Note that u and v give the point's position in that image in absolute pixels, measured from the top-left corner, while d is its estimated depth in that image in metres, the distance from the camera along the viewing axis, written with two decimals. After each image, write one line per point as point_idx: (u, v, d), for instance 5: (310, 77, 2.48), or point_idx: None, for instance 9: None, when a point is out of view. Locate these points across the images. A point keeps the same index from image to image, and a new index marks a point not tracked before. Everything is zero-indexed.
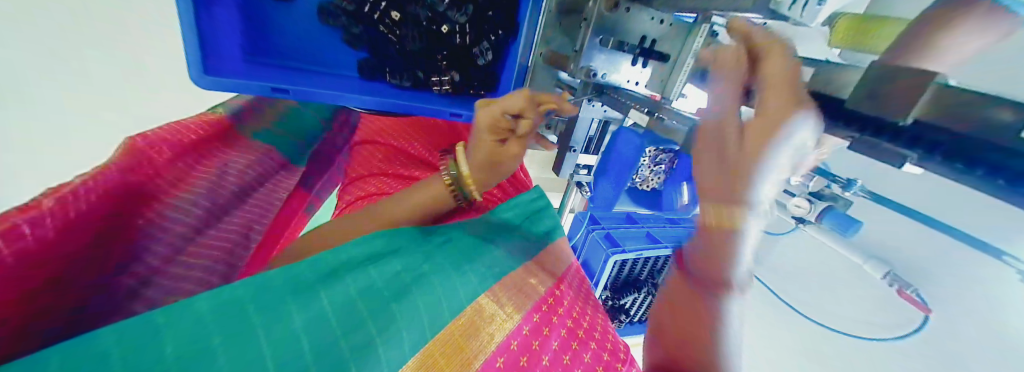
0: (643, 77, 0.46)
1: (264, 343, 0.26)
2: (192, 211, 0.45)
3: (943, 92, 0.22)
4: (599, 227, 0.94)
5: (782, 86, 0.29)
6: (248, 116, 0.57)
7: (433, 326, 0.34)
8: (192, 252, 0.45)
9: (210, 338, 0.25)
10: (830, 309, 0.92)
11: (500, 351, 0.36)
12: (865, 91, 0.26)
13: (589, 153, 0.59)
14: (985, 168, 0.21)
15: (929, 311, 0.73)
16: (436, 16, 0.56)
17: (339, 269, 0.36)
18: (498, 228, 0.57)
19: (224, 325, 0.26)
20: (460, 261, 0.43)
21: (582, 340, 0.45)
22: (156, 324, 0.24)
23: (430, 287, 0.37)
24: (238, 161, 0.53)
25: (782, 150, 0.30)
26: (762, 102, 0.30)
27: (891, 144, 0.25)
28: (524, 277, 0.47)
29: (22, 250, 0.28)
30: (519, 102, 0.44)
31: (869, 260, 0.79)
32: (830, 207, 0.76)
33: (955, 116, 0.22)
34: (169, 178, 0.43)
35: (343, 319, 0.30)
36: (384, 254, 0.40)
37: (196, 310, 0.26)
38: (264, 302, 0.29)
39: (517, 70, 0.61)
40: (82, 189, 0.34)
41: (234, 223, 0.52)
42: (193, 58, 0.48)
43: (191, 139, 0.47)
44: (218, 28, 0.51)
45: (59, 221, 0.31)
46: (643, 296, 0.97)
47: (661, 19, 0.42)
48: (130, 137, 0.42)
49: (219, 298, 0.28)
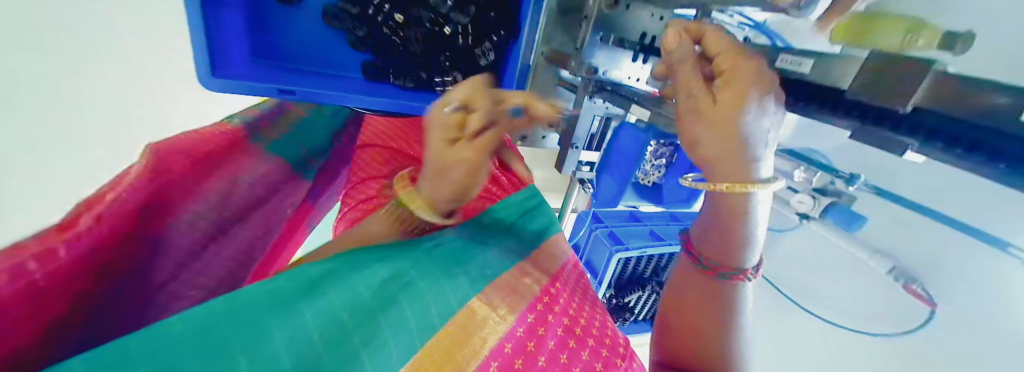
0: (643, 73, 0.50)
1: (245, 364, 0.23)
2: (205, 221, 0.46)
3: (943, 78, 0.22)
4: (601, 225, 0.95)
5: (732, 55, 0.29)
6: (260, 128, 0.58)
7: (422, 334, 0.33)
8: (205, 261, 0.45)
9: (185, 360, 0.21)
10: (831, 304, 0.92)
11: (494, 355, 0.36)
12: (866, 80, 0.26)
13: (590, 150, 0.59)
14: (984, 155, 0.21)
15: (934, 305, 0.73)
16: (440, 17, 0.57)
17: (319, 280, 0.33)
18: (489, 229, 0.57)
19: (199, 347, 0.22)
20: (449, 265, 0.42)
21: (579, 336, 0.46)
22: (123, 351, 0.21)
23: (418, 295, 0.36)
24: (254, 174, 0.54)
25: (763, 119, 0.30)
26: (730, 79, 0.29)
27: (892, 132, 0.26)
28: (519, 277, 0.47)
29: (54, 270, 0.27)
30: (464, 91, 0.40)
31: (874, 255, 0.79)
32: (833, 203, 0.77)
33: (953, 101, 0.22)
34: (178, 192, 0.43)
35: (330, 333, 0.28)
36: (366, 261, 0.38)
37: (158, 335, 0.23)
38: (240, 319, 0.26)
39: (519, 70, 0.60)
40: (118, 199, 0.35)
41: (249, 231, 0.53)
42: (203, 59, 0.49)
43: (207, 148, 0.47)
44: (226, 34, 0.52)
45: (93, 237, 0.31)
46: (648, 294, 0.98)
47: (660, 16, 0.46)
48: (152, 144, 0.42)
49: (189, 322, 0.24)
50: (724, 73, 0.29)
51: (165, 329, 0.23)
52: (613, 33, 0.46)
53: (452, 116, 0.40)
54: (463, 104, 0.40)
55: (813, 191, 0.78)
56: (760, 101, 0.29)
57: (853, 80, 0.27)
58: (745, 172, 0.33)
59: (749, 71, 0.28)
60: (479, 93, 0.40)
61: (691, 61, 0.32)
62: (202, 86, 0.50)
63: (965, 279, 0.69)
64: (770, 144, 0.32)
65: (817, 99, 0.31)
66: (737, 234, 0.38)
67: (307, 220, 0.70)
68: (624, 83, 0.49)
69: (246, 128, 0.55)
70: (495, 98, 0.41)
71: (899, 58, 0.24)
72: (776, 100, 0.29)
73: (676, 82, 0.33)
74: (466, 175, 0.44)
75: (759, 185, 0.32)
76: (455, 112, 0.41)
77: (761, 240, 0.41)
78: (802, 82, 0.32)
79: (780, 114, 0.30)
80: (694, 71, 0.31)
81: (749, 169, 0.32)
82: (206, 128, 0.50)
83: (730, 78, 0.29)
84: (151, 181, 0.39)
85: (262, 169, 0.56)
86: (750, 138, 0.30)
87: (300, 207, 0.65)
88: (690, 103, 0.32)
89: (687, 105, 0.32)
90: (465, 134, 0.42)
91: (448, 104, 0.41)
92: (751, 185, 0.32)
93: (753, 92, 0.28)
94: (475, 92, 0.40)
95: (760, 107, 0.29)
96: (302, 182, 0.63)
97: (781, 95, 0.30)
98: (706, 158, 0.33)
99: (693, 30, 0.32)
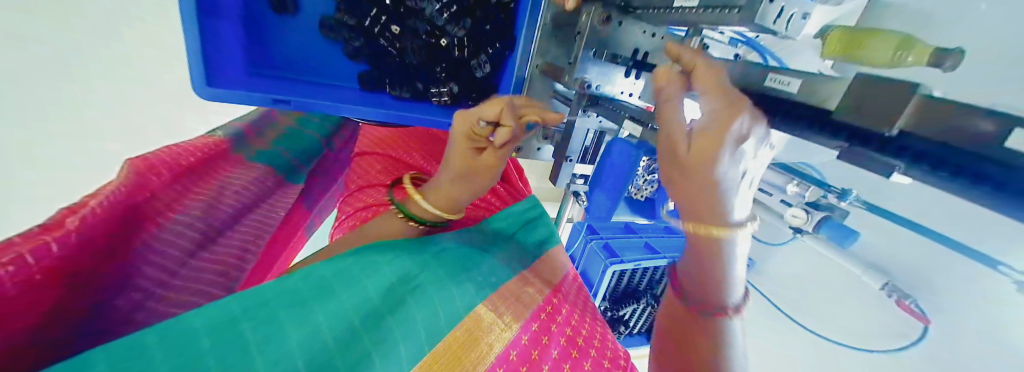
0: (636, 88, 0.47)
1: (260, 364, 0.24)
2: (193, 227, 0.45)
3: (928, 102, 0.23)
4: (597, 237, 0.94)
5: (713, 103, 0.29)
6: (246, 139, 0.56)
7: (430, 340, 0.32)
8: (193, 267, 0.45)
9: (205, 359, 0.22)
10: (828, 321, 0.91)
11: (499, 362, 0.35)
12: (850, 102, 0.27)
13: (584, 162, 0.59)
14: (970, 178, 0.22)
15: (928, 321, 0.73)
16: (436, 29, 0.58)
17: (331, 279, 0.33)
18: (493, 238, 0.57)
19: (218, 341, 0.24)
20: (456, 270, 0.42)
21: (582, 347, 0.44)
22: (145, 345, 0.22)
23: (426, 298, 0.36)
24: (240, 179, 0.53)
25: (735, 170, 0.30)
26: (704, 129, 0.30)
27: (880, 154, 0.26)
28: (522, 286, 0.46)
29: (25, 280, 0.26)
30: (494, 110, 0.42)
31: (867, 271, 0.78)
32: (826, 217, 0.76)
33: (936, 124, 0.23)
34: (162, 202, 0.41)
35: (341, 333, 0.29)
36: (379, 261, 0.38)
37: (185, 324, 0.24)
38: (258, 316, 0.27)
39: (514, 81, 0.61)
40: (105, 203, 0.34)
41: (235, 237, 0.52)
42: (197, 71, 0.49)
43: (189, 161, 0.45)
44: (221, 43, 0.51)
45: (77, 239, 0.31)
46: (643, 307, 0.97)
47: (653, 33, 0.43)
48: (130, 159, 0.40)
49: (211, 314, 0.26)
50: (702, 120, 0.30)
51: (185, 322, 0.24)
52: (606, 49, 0.43)
53: (485, 130, 0.45)
54: (493, 120, 0.43)
55: (806, 206, 0.78)
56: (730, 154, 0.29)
57: (839, 102, 0.28)
58: (715, 215, 0.34)
59: (722, 124, 0.28)
60: (507, 110, 0.43)
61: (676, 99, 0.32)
62: (194, 94, 0.50)
63: (958, 297, 0.68)
64: (742, 188, 0.32)
65: (801, 120, 0.32)
66: (717, 271, 0.38)
67: (303, 224, 0.70)
68: (617, 99, 0.47)
69: (231, 141, 0.52)
70: (517, 114, 0.44)
71: (876, 78, 0.25)
72: (750, 152, 0.30)
73: (661, 116, 0.33)
74: (489, 176, 0.49)
75: (724, 229, 0.34)
76: (488, 127, 0.45)
77: (742, 276, 0.40)
78: (790, 103, 0.32)
79: (752, 166, 0.30)
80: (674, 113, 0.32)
81: (719, 213, 0.34)
82: (196, 141, 0.48)
83: (705, 127, 0.29)
84: (128, 191, 0.37)
85: (251, 176, 0.55)
86: (718, 188, 0.31)
87: (292, 210, 0.64)
88: (665, 142, 0.33)
89: (671, 140, 0.32)
90: (490, 143, 0.47)
91: (479, 119, 0.44)
92: (715, 228, 0.34)
93: (734, 140, 0.29)
94: (503, 108, 0.43)
95: (729, 160, 0.29)
96: (290, 189, 0.62)
97: (759, 142, 0.30)
98: (677, 194, 0.35)
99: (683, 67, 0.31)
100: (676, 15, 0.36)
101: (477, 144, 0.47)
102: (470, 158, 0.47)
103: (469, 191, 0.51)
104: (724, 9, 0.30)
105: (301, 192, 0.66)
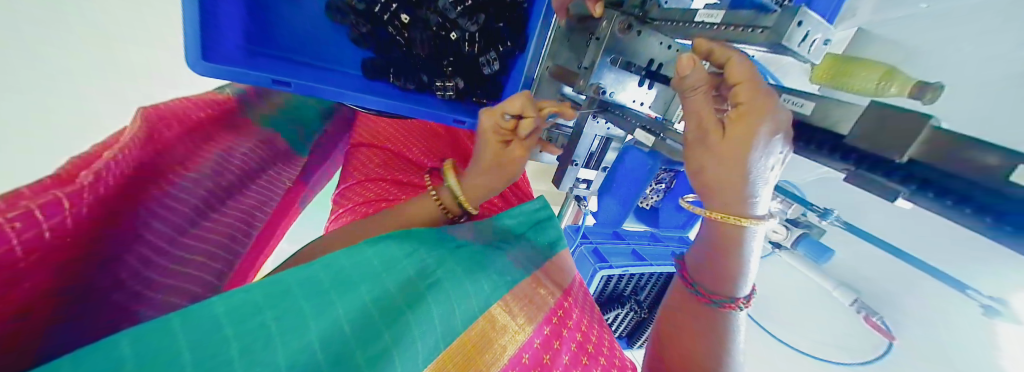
0: (648, 97, 0.48)
1: (281, 355, 0.23)
2: (200, 185, 0.42)
3: (938, 133, 0.24)
4: (587, 241, 0.95)
5: (751, 86, 0.28)
6: (253, 104, 0.54)
7: (446, 338, 0.31)
8: (196, 235, 0.42)
9: (228, 346, 0.22)
10: (801, 332, 0.95)
11: (512, 364, 0.34)
12: (861, 128, 0.28)
13: (589, 168, 0.58)
14: (974, 207, 0.23)
15: (893, 337, 0.76)
16: (448, 22, 0.56)
17: (352, 270, 0.32)
18: (505, 237, 0.53)
19: (241, 327, 0.23)
20: (474, 267, 0.39)
21: (591, 355, 0.42)
22: (171, 330, 0.22)
23: (444, 296, 0.33)
24: (248, 147, 0.50)
25: (773, 154, 0.30)
26: (745, 113, 0.29)
27: (887, 179, 0.27)
28: (534, 286, 0.43)
29: (33, 239, 0.25)
30: (518, 104, 0.42)
31: (839, 287, 0.83)
32: (804, 234, 0.79)
33: (946, 158, 0.23)
34: (171, 160, 0.40)
35: (359, 326, 0.27)
36: (400, 256, 0.36)
37: (207, 305, 0.24)
38: (279, 305, 0.26)
39: (523, 81, 0.59)
40: (125, 155, 0.34)
41: (244, 201, 0.49)
42: (191, 42, 0.45)
43: (199, 115, 0.45)
44: (219, 15, 0.49)
45: (89, 200, 0.29)
46: (626, 312, 0.95)
47: (669, 44, 0.43)
48: (143, 107, 0.40)
49: (234, 301, 0.25)
50: (740, 105, 0.29)
51: (209, 307, 0.24)
52: (622, 56, 0.45)
53: (510, 123, 0.44)
54: (517, 114, 0.43)
55: (786, 223, 0.81)
56: (766, 142, 0.29)
57: (853, 127, 0.29)
58: (742, 207, 0.33)
59: (761, 110, 0.28)
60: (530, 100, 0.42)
61: (702, 90, 0.31)
62: (188, 69, 0.46)
63: (921, 312, 0.73)
64: (769, 180, 0.32)
65: (817, 139, 0.33)
66: (733, 263, 0.37)
67: (298, 197, 0.64)
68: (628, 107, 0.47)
69: (239, 99, 0.52)
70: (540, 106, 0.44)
71: (892, 108, 0.25)
72: (785, 139, 0.30)
73: (687, 105, 0.33)
74: (515, 166, 0.49)
75: (750, 220, 0.33)
76: (511, 120, 0.44)
77: (754, 270, 0.39)
78: (802, 122, 0.34)
79: (784, 153, 0.30)
80: (706, 101, 0.31)
81: (745, 205, 0.33)
82: (208, 97, 0.48)
83: (742, 112, 0.29)
84: (138, 149, 0.36)
85: (255, 143, 0.52)
86: (752, 176, 0.31)
87: (295, 181, 0.61)
88: (698, 131, 0.32)
89: (695, 134, 0.33)
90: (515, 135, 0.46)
91: (502, 114, 0.43)
92: (742, 220, 0.33)
93: (762, 130, 0.28)
94: (525, 103, 0.42)
95: (765, 147, 0.29)
96: (297, 161, 0.61)
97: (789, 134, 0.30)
98: (705, 186, 0.34)
99: (715, 52, 0.30)
100: (696, 30, 0.35)
101: (503, 137, 0.46)
102: (497, 153, 0.47)
103: (498, 179, 0.49)
104: (746, 27, 0.30)
105: (303, 167, 0.63)
